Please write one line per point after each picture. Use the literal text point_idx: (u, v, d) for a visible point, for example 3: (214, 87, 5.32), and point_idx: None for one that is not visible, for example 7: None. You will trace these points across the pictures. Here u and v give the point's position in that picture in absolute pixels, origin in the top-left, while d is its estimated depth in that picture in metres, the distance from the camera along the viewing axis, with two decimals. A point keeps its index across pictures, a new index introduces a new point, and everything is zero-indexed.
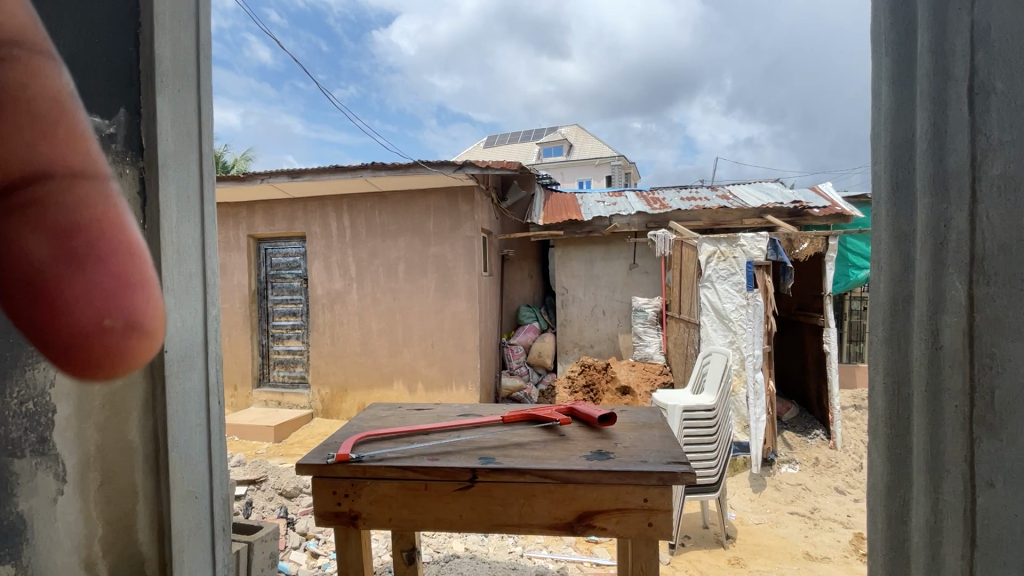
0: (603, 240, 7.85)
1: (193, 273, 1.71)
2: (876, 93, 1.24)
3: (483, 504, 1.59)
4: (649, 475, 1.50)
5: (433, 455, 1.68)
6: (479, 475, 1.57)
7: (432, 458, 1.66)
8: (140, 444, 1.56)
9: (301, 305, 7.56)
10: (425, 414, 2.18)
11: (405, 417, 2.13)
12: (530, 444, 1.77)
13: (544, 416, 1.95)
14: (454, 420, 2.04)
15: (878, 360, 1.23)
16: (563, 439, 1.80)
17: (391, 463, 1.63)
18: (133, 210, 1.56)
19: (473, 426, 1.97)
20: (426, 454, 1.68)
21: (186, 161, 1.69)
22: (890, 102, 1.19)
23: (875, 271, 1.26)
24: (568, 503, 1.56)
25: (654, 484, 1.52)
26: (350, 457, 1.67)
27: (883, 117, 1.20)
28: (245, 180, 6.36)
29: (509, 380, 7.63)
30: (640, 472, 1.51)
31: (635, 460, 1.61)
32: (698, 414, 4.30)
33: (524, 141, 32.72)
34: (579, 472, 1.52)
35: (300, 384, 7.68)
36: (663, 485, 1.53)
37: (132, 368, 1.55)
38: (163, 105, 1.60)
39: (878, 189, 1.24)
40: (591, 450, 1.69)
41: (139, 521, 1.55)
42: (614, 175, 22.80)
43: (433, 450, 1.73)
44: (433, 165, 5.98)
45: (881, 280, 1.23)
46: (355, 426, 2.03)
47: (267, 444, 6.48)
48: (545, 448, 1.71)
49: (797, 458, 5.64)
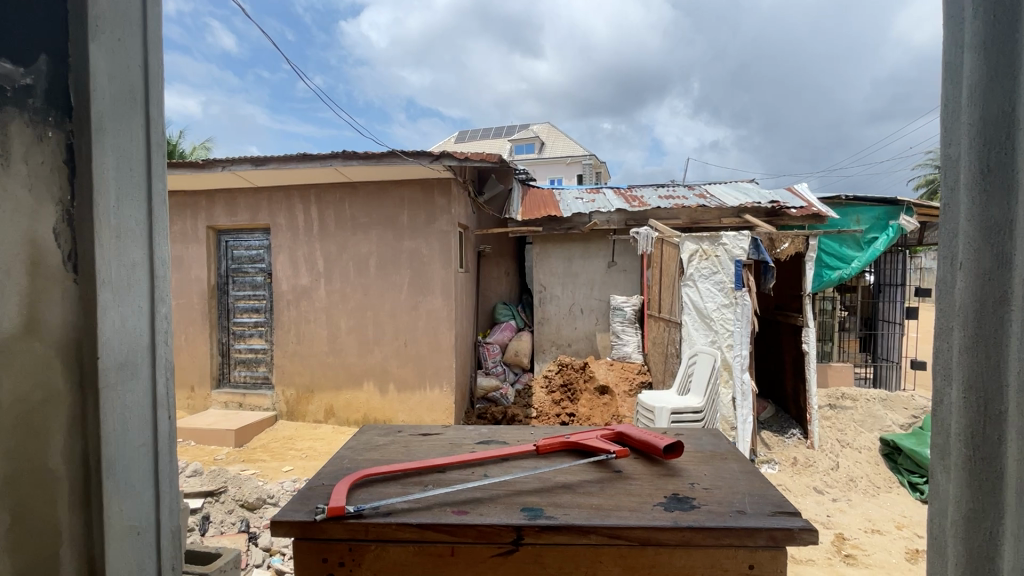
0: (582, 237, 7.71)
1: (137, 263, 1.41)
2: (956, 66, 1.10)
3: (531, 571, 1.32)
4: (757, 534, 1.27)
5: (456, 508, 1.39)
6: (526, 536, 1.30)
7: (456, 512, 1.37)
8: (67, 473, 1.27)
9: (265, 302, 7.12)
10: (431, 441, 1.92)
11: (411, 447, 1.86)
12: (583, 486, 1.52)
13: (596, 448, 1.72)
14: (478, 451, 1.78)
15: (959, 371, 1.07)
16: (619, 478, 1.57)
17: (404, 521, 1.32)
18: (58, 184, 1.26)
19: (502, 459, 1.73)
20: (449, 507, 1.39)
21: (128, 126, 1.40)
22: (976, 74, 1.04)
23: (949, 270, 1.11)
24: (646, 571, 1.30)
25: (763, 545, 1.28)
26: (346, 511, 1.34)
27: (966, 93, 1.06)
28: (204, 167, 5.90)
29: (485, 380, 7.39)
30: (746, 531, 1.27)
31: (728, 511, 1.38)
32: (686, 415, 4.24)
33: (493, 137, 32.54)
34: (665, 532, 1.28)
35: (263, 385, 7.22)
36: (774, 548, 1.29)
37: (55, 380, 1.25)
38: (98, 55, 1.30)
39: (958, 174, 1.09)
40: (666, 497, 1.45)
41: (63, 569, 1.26)
42: (585, 173, 22.88)
43: (456, 499, 1.44)
44: (410, 155, 5.69)
45: (960, 280, 1.08)
46: (347, 460, 1.74)
47: (228, 449, 6.03)
48: (603, 492, 1.48)
49: (776, 458, 5.60)
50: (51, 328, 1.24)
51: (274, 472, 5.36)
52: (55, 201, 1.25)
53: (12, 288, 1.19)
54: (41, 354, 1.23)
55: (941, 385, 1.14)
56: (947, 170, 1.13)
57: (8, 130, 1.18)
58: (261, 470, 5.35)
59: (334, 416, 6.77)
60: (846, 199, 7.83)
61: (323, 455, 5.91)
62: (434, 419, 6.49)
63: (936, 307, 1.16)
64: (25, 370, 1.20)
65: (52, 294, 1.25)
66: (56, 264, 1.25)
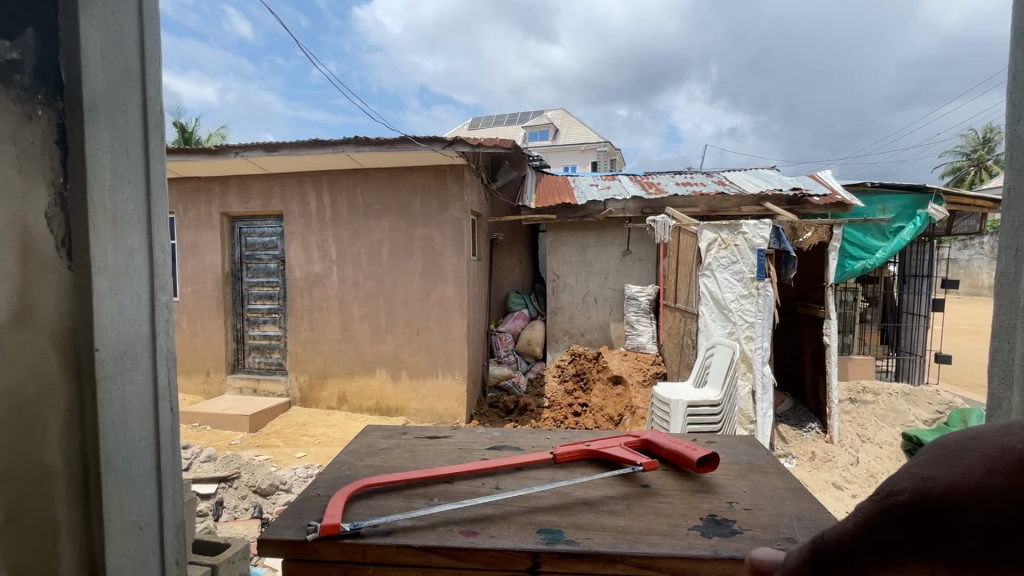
0: (597, 224, 7.58)
1: (135, 250, 1.36)
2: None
3: None
4: None
5: (466, 528, 1.07)
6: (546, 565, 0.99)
7: (467, 534, 1.05)
8: (63, 467, 1.22)
9: (278, 289, 7.13)
10: None
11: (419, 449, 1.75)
12: None
13: (619, 460, 1.35)
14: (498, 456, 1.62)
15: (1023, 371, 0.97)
16: None
17: (404, 542, 1.02)
18: (49, 164, 1.19)
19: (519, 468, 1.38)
20: (457, 526, 1.08)
21: (125, 105, 1.33)
22: None
23: (1014, 261, 1.00)
24: None
25: None
26: (341, 530, 1.04)
27: None
28: (217, 153, 5.87)
29: (497, 369, 7.35)
30: None
31: (776, 539, 1.04)
32: (703, 408, 4.13)
33: (507, 124, 32.25)
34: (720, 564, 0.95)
35: (277, 371, 7.26)
36: None
37: (49, 371, 1.19)
38: (90, 29, 1.23)
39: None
40: (700, 517, 1.12)
41: (61, 567, 1.21)
42: (599, 160, 22.58)
43: (466, 517, 1.13)
44: (422, 142, 5.59)
45: None
46: None
47: (242, 434, 6.09)
48: None
49: (794, 452, 5.44)
50: (43, 316, 1.18)
51: (288, 457, 5.40)
52: (46, 183, 1.19)
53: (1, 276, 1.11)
54: (35, 343, 1.17)
55: (999, 388, 1.04)
56: (1016, 151, 1.01)
57: None
58: (274, 456, 5.38)
59: (347, 403, 6.79)
60: (871, 187, 7.56)
61: (335, 441, 5.93)
62: (446, 408, 6.47)
63: (996, 303, 1.05)
64: (17, 361, 1.14)
65: (45, 281, 1.19)
66: (48, 249, 1.19)
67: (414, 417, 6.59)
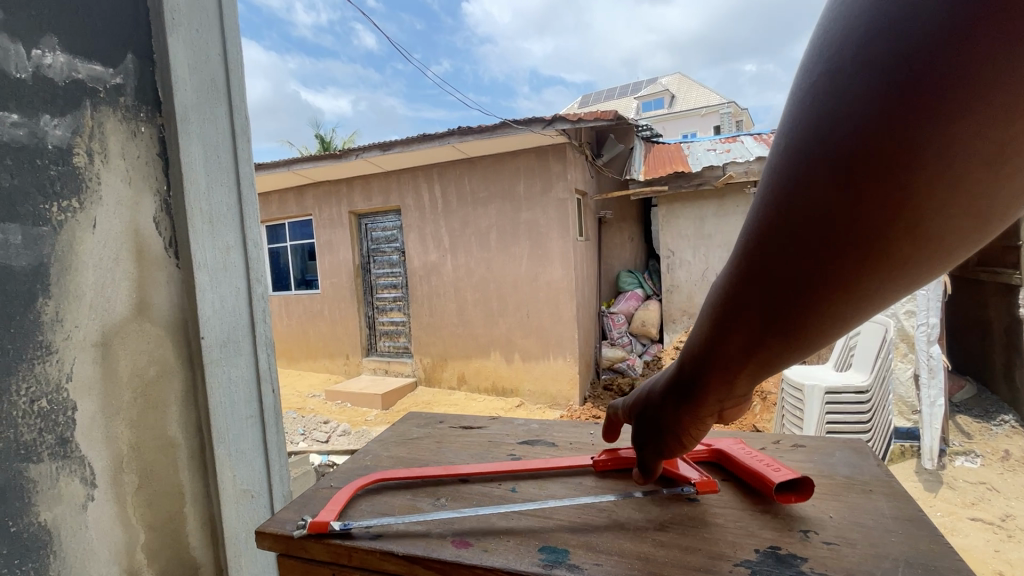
0: (715, 193, 6.91)
1: (231, 246, 1.50)
2: None
3: None
4: None
5: (461, 539, 0.86)
6: None
7: (459, 545, 0.85)
8: (184, 440, 1.39)
9: (401, 277, 7.67)
10: None
11: None
12: None
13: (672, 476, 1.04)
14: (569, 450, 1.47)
15: None
16: None
17: (389, 548, 0.84)
18: (153, 175, 1.35)
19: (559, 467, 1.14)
20: (451, 536, 0.88)
21: (213, 115, 1.46)
22: None
23: None
24: None
25: None
26: (331, 528, 0.90)
27: None
28: (341, 156, 6.43)
29: (611, 351, 7.12)
30: None
31: None
32: (845, 398, 3.40)
33: (621, 99, 30.98)
34: None
35: (404, 354, 7.87)
36: None
37: (167, 356, 1.37)
38: (176, 48, 1.35)
39: None
40: (756, 550, 0.80)
41: (187, 526, 1.40)
42: (725, 125, 20.65)
43: (466, 523, 0.91)
44: (521, 123, 5.52)
45: None
46: None
47: (376, 411, 6.72)
48: None
49: (978, 450, 4.26)
50: (158, 310, 1.35)
51: None
52: (153, 191, 1.35)
53: (122, 277, 1.27)
54: (154, 333, 1.34)
55: None
56: None
57: (103, 127, 1.24)
58: None
59: (466, 383, 7.11)
60: None
61: None
62: (560, 389, 6.44)
63: None
64: (140, 350, 1.30)
65: (158, 278, 1.35)
66: (158, 252, 1.35)
67: (528, 398, 6.68)
